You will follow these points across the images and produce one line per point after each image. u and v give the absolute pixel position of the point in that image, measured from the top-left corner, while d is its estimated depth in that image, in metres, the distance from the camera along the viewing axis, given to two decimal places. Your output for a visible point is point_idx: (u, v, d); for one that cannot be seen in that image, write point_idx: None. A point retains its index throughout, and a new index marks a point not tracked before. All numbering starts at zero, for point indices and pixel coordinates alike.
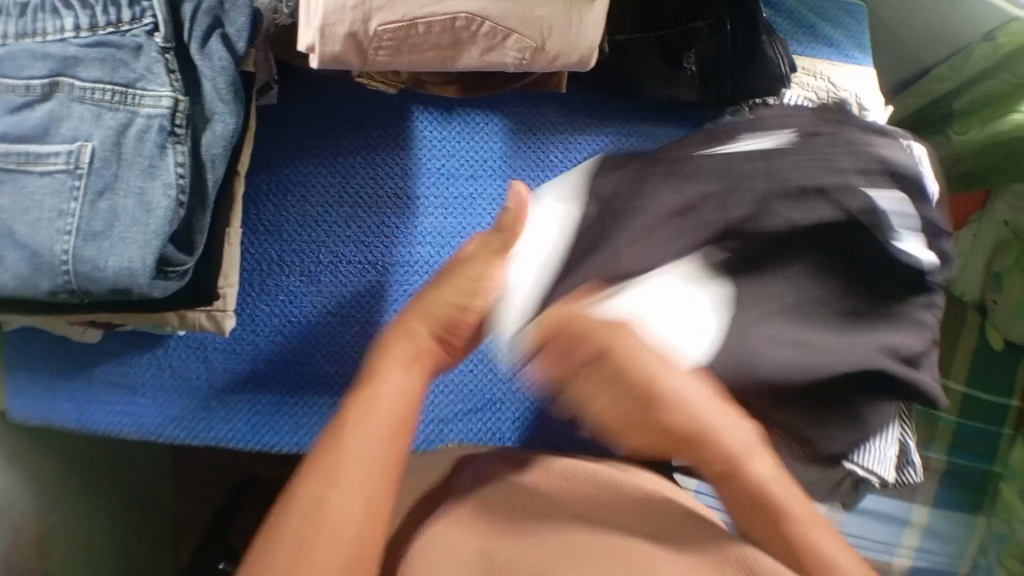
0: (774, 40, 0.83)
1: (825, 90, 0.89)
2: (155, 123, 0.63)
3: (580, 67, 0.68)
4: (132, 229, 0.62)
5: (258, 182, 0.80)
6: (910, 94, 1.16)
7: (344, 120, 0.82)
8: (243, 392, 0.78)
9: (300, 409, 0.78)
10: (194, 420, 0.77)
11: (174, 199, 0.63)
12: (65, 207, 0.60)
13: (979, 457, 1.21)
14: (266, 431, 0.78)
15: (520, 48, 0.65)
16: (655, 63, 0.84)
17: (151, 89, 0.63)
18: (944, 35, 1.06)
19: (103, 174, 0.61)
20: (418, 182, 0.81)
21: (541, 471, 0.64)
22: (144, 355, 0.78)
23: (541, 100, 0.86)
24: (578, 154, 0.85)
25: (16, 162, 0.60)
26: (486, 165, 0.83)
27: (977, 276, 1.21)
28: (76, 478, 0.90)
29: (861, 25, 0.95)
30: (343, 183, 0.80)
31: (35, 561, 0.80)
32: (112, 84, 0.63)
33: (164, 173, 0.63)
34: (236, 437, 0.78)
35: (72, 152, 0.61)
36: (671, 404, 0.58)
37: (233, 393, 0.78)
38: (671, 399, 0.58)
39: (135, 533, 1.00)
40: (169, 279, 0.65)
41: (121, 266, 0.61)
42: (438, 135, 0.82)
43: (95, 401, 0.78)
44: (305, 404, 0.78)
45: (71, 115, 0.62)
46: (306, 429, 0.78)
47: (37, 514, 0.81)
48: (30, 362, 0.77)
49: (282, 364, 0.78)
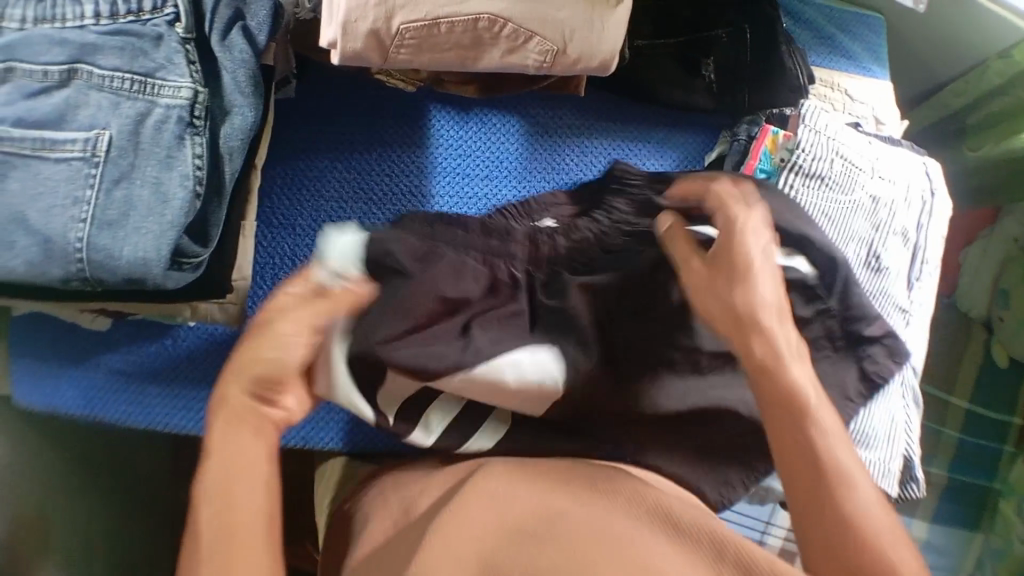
0: (793, 51, 0.85)
1: (842, 105, 0.90)
2: (174, 114, 0.63)
3: (598, 72, 0.68)
4: (149, 220, 0.62)
5: (272, 176, 0.79)
6: (927, 107, 1.16)
7: (359, 119, 0.81)
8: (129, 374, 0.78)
9: (181, 395, 0.78)
10: (199, 410, 0.78)
11: (191, 190, 0.64)
12: (81, 194, 0.60)
13: (978, 471, 1.21)
14: (149, 412, 0.78)
15: (542, 51, 0.65)
16: (672, 70, 0.84)
17: (171, 79, 0.63)
18: (962, 50, 1.05)
19: (120, 162, 0.61)
20: (432, 181, 0.81)
21: (545, 471, 0.64)
22: (154, 344, 0.78)
23: (559, 102, 0.86)
24: (593, 159, 0.86)
25: (30, 148, 0.59)
26: (500, 166, 0.83)
27: (984, 292, 1.19)
28: (79, 466, 0.90)
29: (880, 39, 0.95)
30: (358, 180, 0.80)
31: (34, 548, 0.80)
32: (131, 73, 0.62)
33: (181, 164, 0.63)
34: (123, 417, 0.77)
35: (89, 139, 0.60)
36: (751, 282, 0.60)
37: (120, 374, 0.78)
38: (744, 289, 0.60)
39: (132, 523, 0.99)
40: (183, 271, 0.65)
41: (135, 255, 0.61)
42: (454, 134, 0.82)
43: (99, 389, 0.78)
44: (186, 391, 0.78)
45: (88, 103, 0.61)
46: (186, 416, 0.78)
47: (34, 502, 0.81)
48: (36, 349, 0.77)
49: (170, 351, 0.78)
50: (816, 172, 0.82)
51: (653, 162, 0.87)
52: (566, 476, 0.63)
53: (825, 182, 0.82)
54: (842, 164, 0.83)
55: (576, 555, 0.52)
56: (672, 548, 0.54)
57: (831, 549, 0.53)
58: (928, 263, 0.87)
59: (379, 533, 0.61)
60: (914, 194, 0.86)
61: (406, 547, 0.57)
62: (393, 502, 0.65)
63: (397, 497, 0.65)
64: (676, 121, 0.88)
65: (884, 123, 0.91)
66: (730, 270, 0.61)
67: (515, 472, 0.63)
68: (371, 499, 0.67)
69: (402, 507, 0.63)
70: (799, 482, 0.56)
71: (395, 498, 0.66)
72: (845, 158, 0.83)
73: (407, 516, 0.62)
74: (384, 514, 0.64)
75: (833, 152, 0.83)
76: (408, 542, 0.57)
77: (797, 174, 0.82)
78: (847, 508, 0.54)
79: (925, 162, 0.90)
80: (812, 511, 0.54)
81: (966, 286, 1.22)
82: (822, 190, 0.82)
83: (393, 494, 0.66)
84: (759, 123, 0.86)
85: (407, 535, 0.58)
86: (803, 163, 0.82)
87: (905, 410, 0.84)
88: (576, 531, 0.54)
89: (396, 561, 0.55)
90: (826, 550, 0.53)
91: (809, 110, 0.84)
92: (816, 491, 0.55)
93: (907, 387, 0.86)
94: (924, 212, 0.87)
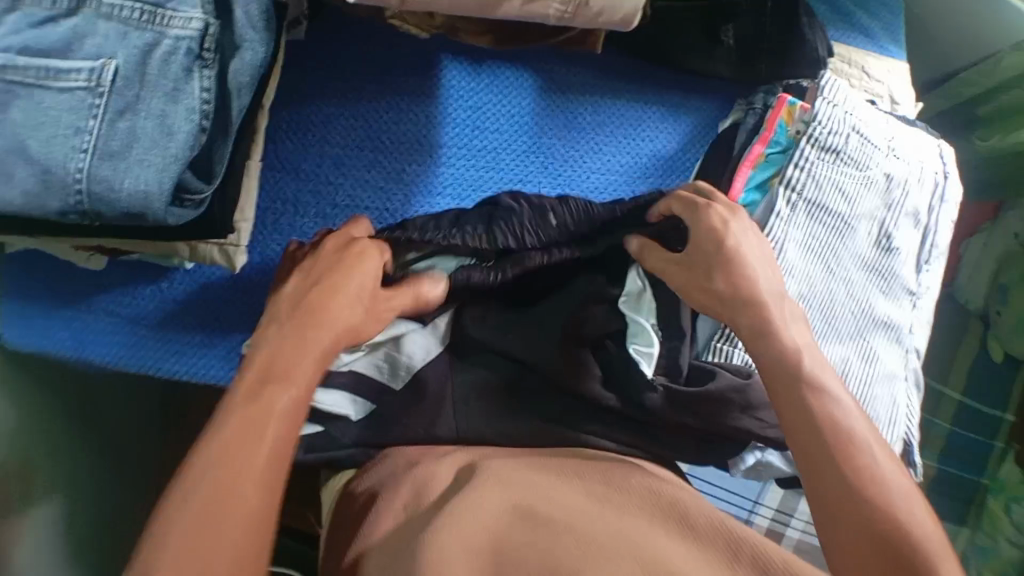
0: (812, 25, 0.85)
1: (857, 80, 0.90)
2: (182, 46, 0.58)
3: (620, 27, 0.68)
4: (152, 152, 0.57)
5: (279, 119, 0.79)
6: (941, 93, 1.15)
7: (372, 65, 0.80)
8: (128, 319, 0.77)
9: (180, 335, 0.78)
10: (167, 357, 0.77)
11: (196, 125, 0.59)
12: (82, 124, 0.56)
13: (970, 468, 1.23)
14: (144, 356, 0.77)
15: (564, 1, 0.64)
16: (692, 35, 0.84)
17: (181, 9, 0.59)
18: (978, 39, 1.05)
19: (125, 94, 0.57)
20: (441, 131, 0.81)
21: (558, 471, 0.62)
22: (148, 288, 0.78)
23: (576, 60, 0.86)
24: (607, 117, 0.86)
25: (34, 77, 0.55)
26: (512, 120, 0.83)
27: (984, 287, 1.18)
28: (72, 411, 0.89)
29: (898, 19, 0.94)
30: (365, 129, 0.80)
31: (19, 496, 0.79)
32: (141, 2, 0.58)
33: (188, 97, 0.59)
34: (119, 361, 0.77)
35: (93, 69, 0.56)
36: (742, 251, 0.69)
37: (119, 319, 0.77)
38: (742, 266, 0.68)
39: (121, 475, 0.98)
40: (185, 208, 0.63)
41: (137, 189, 0.57)
42: (467, 88, 0.81)
43: (86, 331, 0.77)
44: (182, 332, 0.78)
45: (96, 33, 0.57)
46: (178, 357, 0.77)
47: (23, 447, 0.79)
48: (31, 291, 0.77)
49: (173, 291, 0.78)
50: (831, 145, 0.82)
51: (668, 125, 0.87)
52: (579, 476, 0.61)
53: (841, 155, 0.83)
54: (857, 140, 0.83)
55: (584, 541, 0.50)
56: (688, 544, 0.53)
57: (851, 517, 0.56)
58: (937, 246, 0.89)
59: (390, 507, 0.61)
60: (928, 175, 0.88)
61: (415, 526, 0.55)
62: (404, 474, 0.65)
63: (408, 474, 0.64)
64: (692, 88, 0.89)
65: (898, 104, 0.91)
66: (714, 260, 0.69)
67: (529, 468, 0.62)
68: (379, 477, 0.66)
69: (414, 480, 0.63)
70: (803, 457, 0.59)
71: (405, 474, 0.64)
72: (861, 133, 0.84)
73: (422, 495, 0.60)
74: (393, 490, 0.63)
75: (850, 126, 0.83)
76: (407, 531, 0.56)
77: (812, 146, 0.81)
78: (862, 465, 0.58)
79: (939, 145, 0.91)
80: (796, 403, 0.61)
81: (968, 278, 1.20)
82: (836, 164, 0.82)
83: (394, 479, 0.64)
84: (776, 93, 0.85)
85: (417, 517, 0.57)
86: (819, 136, 0.81)
87: (906, 393, 0.85)
88: (585, 525, 0.53)
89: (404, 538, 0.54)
90: (834, 499, 0.57)
91: (828, 83, 0.84)
92: (816, 449, 0.59)
93: (911, 371, 0.86)
94: (937, 194, 0.89)
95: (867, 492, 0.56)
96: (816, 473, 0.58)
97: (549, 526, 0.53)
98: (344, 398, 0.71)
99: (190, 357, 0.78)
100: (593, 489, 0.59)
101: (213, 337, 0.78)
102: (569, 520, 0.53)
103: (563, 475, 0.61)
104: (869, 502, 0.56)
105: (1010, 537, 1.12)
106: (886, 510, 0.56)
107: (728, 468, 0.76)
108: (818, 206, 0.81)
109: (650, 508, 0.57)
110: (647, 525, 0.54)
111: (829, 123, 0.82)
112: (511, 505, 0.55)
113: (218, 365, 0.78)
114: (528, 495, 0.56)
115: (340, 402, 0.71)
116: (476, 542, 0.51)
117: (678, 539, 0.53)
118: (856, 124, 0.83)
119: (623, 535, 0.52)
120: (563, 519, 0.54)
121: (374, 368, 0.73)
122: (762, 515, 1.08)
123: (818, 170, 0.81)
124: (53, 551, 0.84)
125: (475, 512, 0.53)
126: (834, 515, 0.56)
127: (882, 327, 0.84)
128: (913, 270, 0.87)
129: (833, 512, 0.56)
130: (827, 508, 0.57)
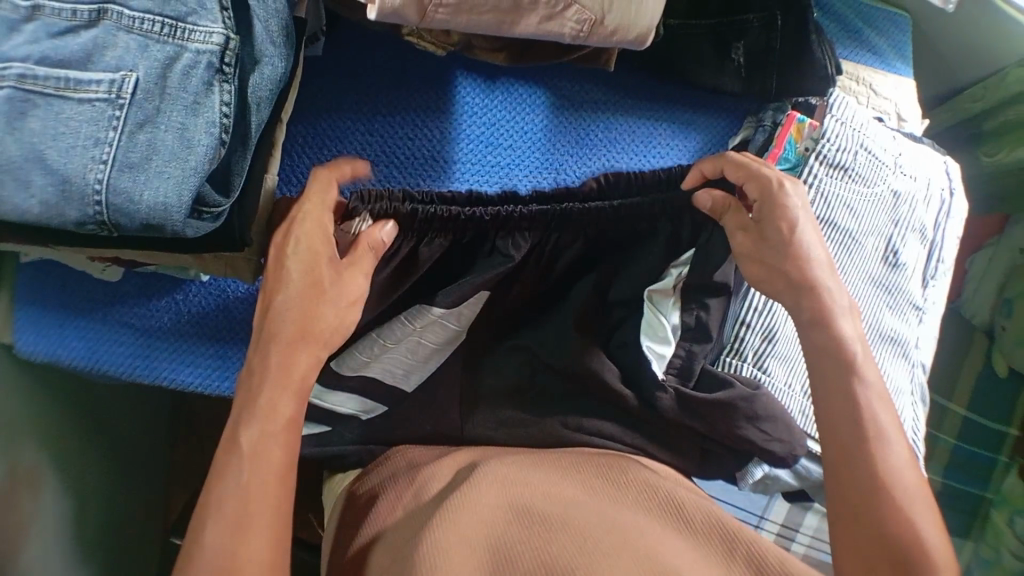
0: (822, 42, 0.83)
1: (864, 98, 0.92)
2: (203, 60, 0.59)
3: (635, 45, 0.69)
4: (171, 163, 0.57)
5: (294, 134, 0.79)
6: (947, 110, 1.16)
7: (385, 78, 0.81)
8: (136, 325, 0.78)
9: (183, 343, 0.78)
10: (165, 365, 0.78)
11: (216, 137, 0.60)
12: (102, 135, 0.56)
13: (974, 481, 1.24)
14: (145, 364, 0.78)
15: (580, 19, 0.65)
16: (705, 49, 0.85)
17: (201, 24, 0.59)
18: (984, 54, 1.06)
19: (145, 106, 0.57)
20: (454, 146, 0.82)
21: (563, 468, 0.63)
22: (164, 299, 0.78)
23: (587, 75, 0.86)
24: (617, 133, 0.87)
25: (53, 88, 0.56)
26: (525, 136, 0.84)
27: (987, 302, 1.19)
28: (86, 418, 0.90)
29: (906, 35, 0.95)
30: (379, 143, 0.80)
31: (29, 500, 0.79)
32: (162, 15, 0.58)
33: (208, 110, 0.59)
34: (121, 367, 0.78)
35: (114, 81, 0.56)
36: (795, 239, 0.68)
37: (127, 325, 0.78)
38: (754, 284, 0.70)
39: (128, 481, 0.99)
40: (202, 220, 0.63)
41: (155, 201, 0.57)
42: (479, 103, 0.82)
43: (96, 338, 0.78)
44: (185, 340, 0.78)
45: (116, 44, 0.57)
46: (177, 364, 0.78)
47: (33, 452, 0.80)
48: (44, 297, 0.78)
49: (185, 299, 0.78)
50: (839, 162, 0.83)
51: (677, 141, 0.88)
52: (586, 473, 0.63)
53: (849, 172, 0.84)
54: (865, 157, 0.84)
55: (582, 535, 0.52)
56: (689, 542, 0.54)
57: (865, 511, 0.60)
58: (943, 262, 0.92)
59: (395, 508, 0.61)
60: (934, 192, 0.90)
61: (419, 521, 0.56)
62: (406, 476, 0.65)
63: (411, 476, 0.65)
64: (702, 103, 0.90)
65: (904, 121, 0.94)
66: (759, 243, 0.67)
67: (531, 466, 0.63)
68: (382, 480, 0.67)
69: (417, 481, 0.63)
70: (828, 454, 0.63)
71: (408, 475, 0.65)
72: (869, 151, 0.85)
73: (419, 494, 0.61)
74: (397, 492, 0.64)
75: (858, 143, 0.84)
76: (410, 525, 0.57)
77: (820, 164, 0.82)
78: (876, 463, 0.61)
79: (946, 160, 0.93)
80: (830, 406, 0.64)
81: (973, 292, 1.21)
82: (845, 180, 0.83)
83: (399, 480, 0.65)
84: (784, 110, 0.87)
85: (419, 514, 0.58)
86: (826, 153, 0.82)
87: (912, 407, 0.88)
88: (584, 521, 0.54)
89: (407, 536, 0.54)
90: (852, 500, 0.61)
91: (836, 100, 0.86)
92: (839, 448, 0.63)
93: (916, 385, 0.89)
94: (943, 210, 0.91)
95: (879, 492, 0.60)
96: (841, 471, 0.62)
97: (548, 521, 0.54)
98: (353, 399, 0.72)
99: (188, 365, 0.78)
100: (599, 489, 0.60)
101: (214, 343, 0.79)
102: (568, 517, 0.54)
103: (562, 471, 0.63)
104: (883, 501, 0.60)
105: (1012, 550, 1.13)
106: (896, 503, 0.59)
107: (738, 481, 0.78)
108: (828, 223, 0.83)
109: (650, 505, 0.58)
110: (649, 521, 0.55)
111: (840, 135, 0.83)
112: (510, 505, 0.56)
113: (214, 373, 0.79)
114: (530, 498, 0.57)
115: (343, 404, 0.72)
116: (478, 539, 0.51)
117: (679, 537, 0.54)
118: (864, 142, 0.84)
119: (625, 529, 0.53)
120: (564, 514, 0.54)
121: (393, 373, 0.72)
122: (768, 529, 1.08)
123: (827, 186, 0.82)
124: (60, 556, 0.85)
125: (479, 510, 0.54)
126: (851, 508, 0.60)
127: (888, 341, 0.86)
128: (919, 284, 0.90)
129: (845, 509, 0.61)
130: (841, 503, 0.61)
